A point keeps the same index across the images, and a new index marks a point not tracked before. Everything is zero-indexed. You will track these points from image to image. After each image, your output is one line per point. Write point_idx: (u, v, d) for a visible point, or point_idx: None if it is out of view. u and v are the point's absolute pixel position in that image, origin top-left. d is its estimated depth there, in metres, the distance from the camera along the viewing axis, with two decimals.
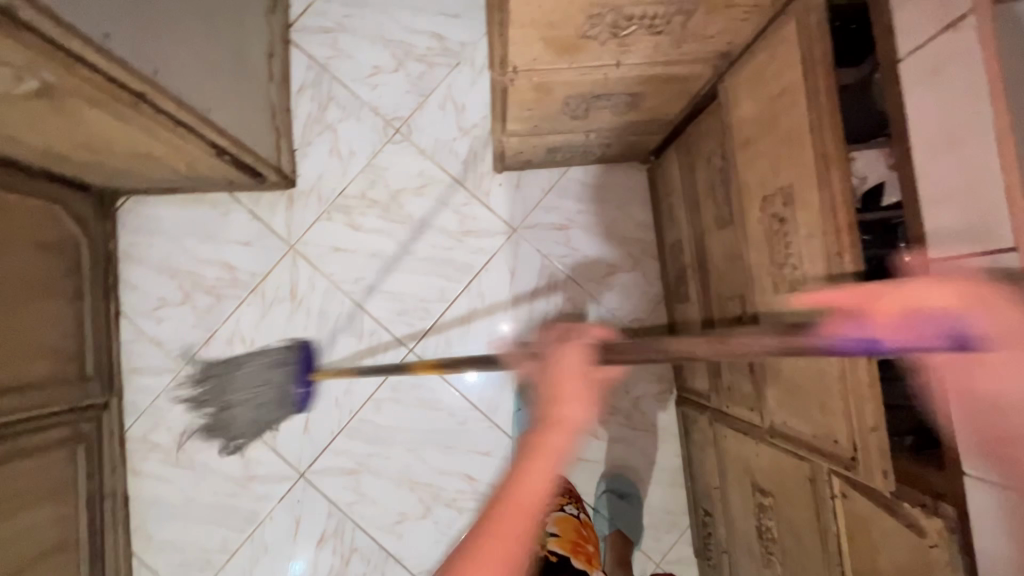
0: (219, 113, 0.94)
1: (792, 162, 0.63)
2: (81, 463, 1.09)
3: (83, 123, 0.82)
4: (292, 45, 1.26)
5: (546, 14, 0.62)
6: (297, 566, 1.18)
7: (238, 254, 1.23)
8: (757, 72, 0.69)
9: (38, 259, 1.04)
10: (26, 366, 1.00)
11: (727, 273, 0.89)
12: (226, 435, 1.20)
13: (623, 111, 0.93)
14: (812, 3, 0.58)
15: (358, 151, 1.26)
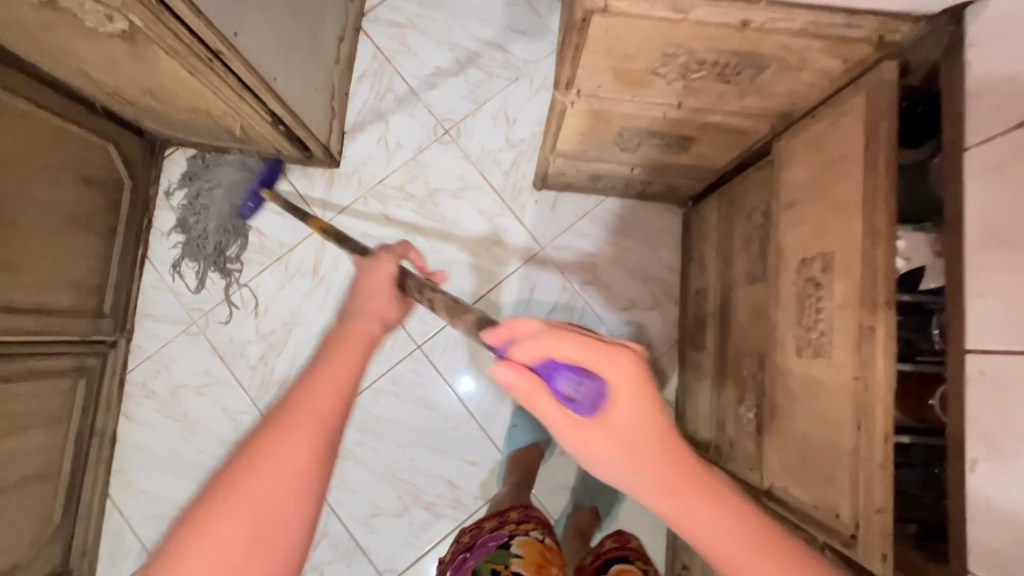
0: (283, 83, 0.97)
1: (838, 231, 0.64)
2: (79, 396, 1.10)
3: (156, 70, 0.84)
4: (362, 33, 1.29)
5: (623, 45, 0.63)
6: None
7: (268, 221, 1.24)
8: (815, 137, 0.70)
9: (84, 192, 1.06)
10: (54, 295, 1.01)
11: (749, 330, 0.89)
12: (222, 395, 1.20)
13: (672, 152, 0.95)
14: (883, 79, 0.59)
15: (405, 144, 1.28)
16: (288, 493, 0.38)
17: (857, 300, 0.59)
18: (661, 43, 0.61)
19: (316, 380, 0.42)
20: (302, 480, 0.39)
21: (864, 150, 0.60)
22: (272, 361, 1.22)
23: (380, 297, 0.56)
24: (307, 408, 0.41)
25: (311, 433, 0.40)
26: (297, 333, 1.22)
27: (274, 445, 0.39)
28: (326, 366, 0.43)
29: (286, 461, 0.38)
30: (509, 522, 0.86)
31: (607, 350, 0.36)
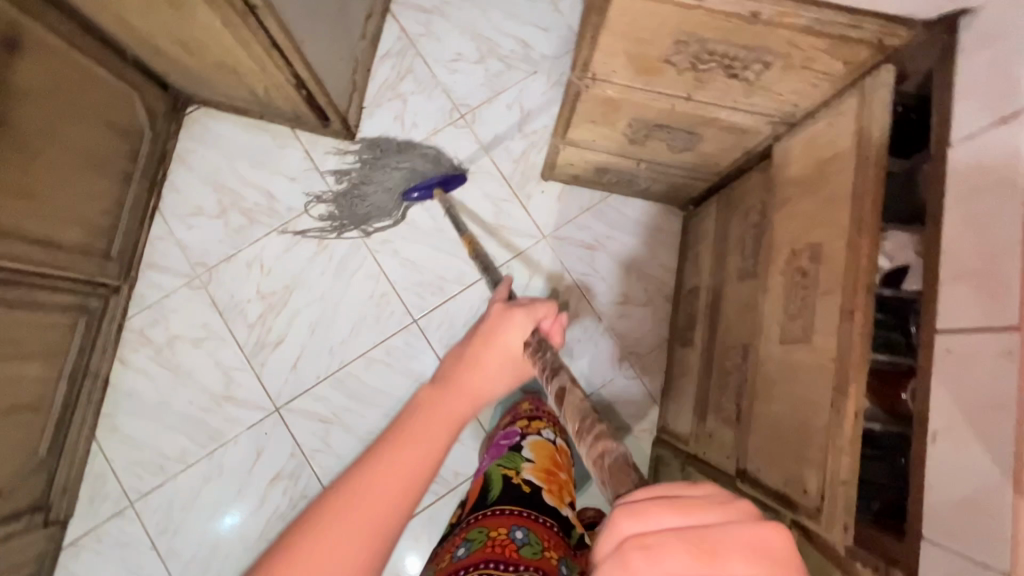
0: (311, 47, 1.00)
1: (826, 223, 0.67)
2: (79, 335, 1.12)
3: (191, 19, 0.88)
4: (389, 15, 1.34)
5: (638, 28, 0.66)
6: (228, 518, 1.18)
7: (281, 186, 1.28)
8: (812, 136, 0.74)
9: (106, 136, 1.08)
10: (67, 230, 1.04)
11: (736, 325, 0.92)
12: (217, 349, 1.22)
13: (677, 149, 0.98)
14: (881, 81, 0.62)
15: (420, 125, 1.32)
16: (377, 521, 0.49)
17: (843, 285, 0.61)
18: (675, 28, 0.65)
19: (411, 448, 0.52)
20: (388, 512, 0.49)
21: (858, 148, 0.63)
22: (270, 321, 1.24)
23: (495, 359, 0.65)
24: (405, 451, 0.52)
25: (405, 476, 0.51)
26: (296, 297, 1.24)
27: (370, 496, 0.49)
28: (423, 438, 0.54)
29: (379, 512, 0.49)
30: (522, 420, 0.98)
31: (735, 514, 0.33)
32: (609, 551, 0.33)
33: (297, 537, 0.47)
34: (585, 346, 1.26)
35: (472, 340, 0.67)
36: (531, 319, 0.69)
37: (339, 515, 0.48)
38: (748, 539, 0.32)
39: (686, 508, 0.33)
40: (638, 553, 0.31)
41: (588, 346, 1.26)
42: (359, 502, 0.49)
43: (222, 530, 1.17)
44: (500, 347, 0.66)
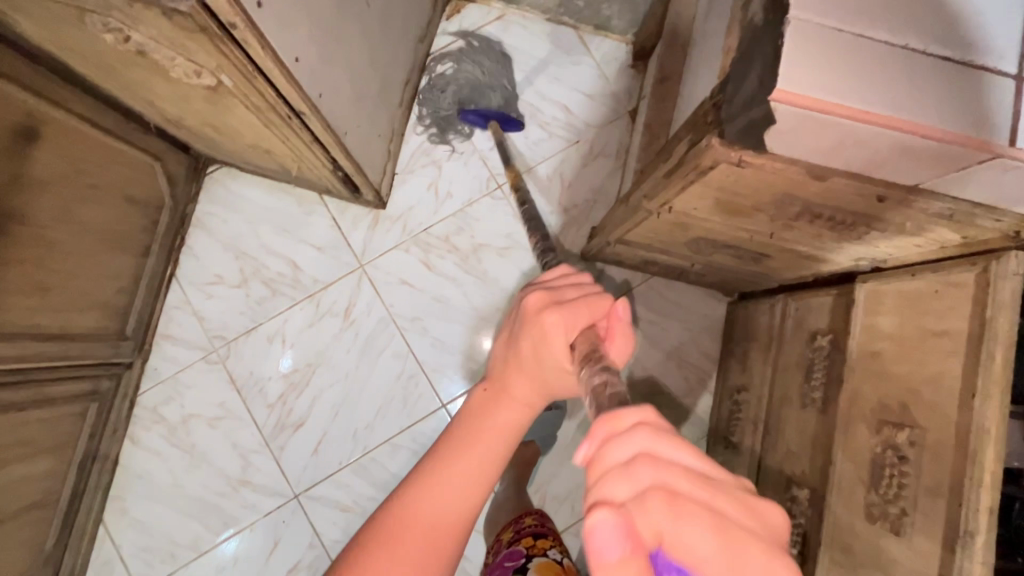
0: (352, 135, 0.93)
1: (928, 404, 0.61)
2: (88, 420, 1.05)
3: (228, 115, 0.80)
4: (426, 74, 1.26)
5: (737, 189, 0.59)
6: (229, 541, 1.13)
7: (306, 256, 1.21)
8: (909, 295, 0.68)
9: (127, 212, 1.01)
10: (82, 316, 0.96)
11: (798, 459, 0.86)
12: (234, 430, 1.16)
13: (740, 261, 0.92)
14: (1008, 269, 0.55)
15: (455, 194, 1.24)
16: (446, 516, 0.50)
17: (952, 493, 0.56)
18: (781, 193, 0.58)
19: (474, 437, 0.52)
20: (452, 508, 0.50)
21: (976, 338, 0.57)
22: (291, 402, 1.17)
23: (541, 371, 0.51)
24: (471, 450, 0.51)
25: (474, 473, 0.51)
26: (319, 376, 1.18)
27: (461, 475, 0.51)
28: (489, 430, 0.52)
29: (466, 490, 0.51)
30: (526, 538, 0.87)
31: (738, 546, 0.29)
32: (610, 554, 0.28)
33: (409, 498, 0.51)
34: None
35: (521, 335, 0.53)
36: (585, 309, 0.51)
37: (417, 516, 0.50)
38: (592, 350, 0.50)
39: (697, 511, 0.29)
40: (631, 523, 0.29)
41: None
42: (447, 473, 0.51)
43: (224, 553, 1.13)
44: (546, 356, 0.50)
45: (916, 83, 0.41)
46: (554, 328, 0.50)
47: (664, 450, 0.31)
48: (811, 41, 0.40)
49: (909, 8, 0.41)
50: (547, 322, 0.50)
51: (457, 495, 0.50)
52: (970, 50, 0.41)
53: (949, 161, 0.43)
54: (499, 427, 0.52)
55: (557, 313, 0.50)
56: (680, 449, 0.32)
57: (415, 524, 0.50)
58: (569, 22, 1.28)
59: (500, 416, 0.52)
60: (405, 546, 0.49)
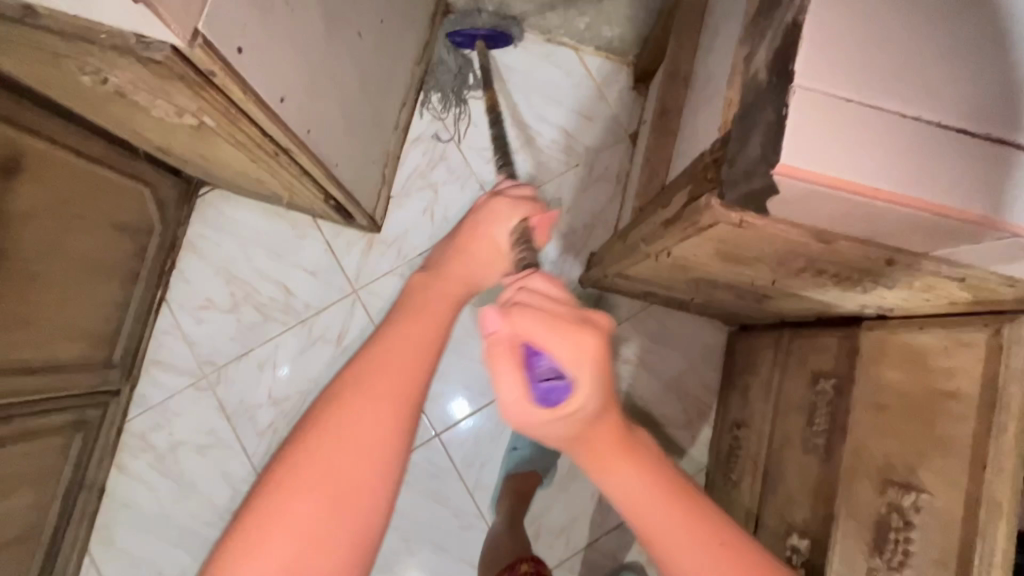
0: (344, 166, 0.91)
1: (935, 469, 0.59)
2: (74, 450, 1.03)
3: (214, 149, 0.78)
4: (422, 94, 1.23)
5: (738, 244, 0.57)
6: None
7: (299, 280, 1.18)
8: (917, 350, 0.65)
9: (115, 239, 0.99)
10: (67, 346, 0.94)
11: (799, 508, 0.84)
12: (223, 458, 1.14)
13: (740, 298, 0.89)
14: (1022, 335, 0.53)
15: (451, 218, 1.22)
16: (359, 434, 0.37)
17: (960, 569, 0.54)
18: (784, 250, 0.55)
19: (409, 330, 0.41)
20: (366, 417, 0.37)
21: (988, 405, 0.54)
22: (282, 430, 1.15)
23: (482, 248, 0.50)
24: (394, 351, 0.40)
25: (393, 386, 0.38)
26: (310, 404, 1.16)
27: (379, 375, 0.39)
28: (411, 323, 0.41)
29: (389, 396, 0.38)
30: None
31: (568, 334, 0.36)
32: (496, 328, 0.38)
33: (320, 410, 0.38)
34: None
35: (456, 232, 0.52)
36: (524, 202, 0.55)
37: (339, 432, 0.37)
38: (579, 363, 0.36)
39: (540, 311, 0.37)
40: (509, 325, 0.37)
41: None
42: (365, 377, 0.38)
43: None
44: (482, 236, 0.52)
45: (926, 157, 0.39)
46: (497, 212, 0.53)
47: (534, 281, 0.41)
48: (819, 111, 0.39)
49: (924, 78, 0.39)
50: (493, 205, 0.54)
51: (377, 399, 0.38)
52: (984, 124, 0.39)
53: (959, 236, 0.42)
54: (431, 323, 0.42)
55: (507, 199, 0.55)
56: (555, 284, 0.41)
57: (328, 438, 0.36)
58: (569, 42, 1.26)
59: (425, 323, 0.42)
60: (314, 471, 0.36)
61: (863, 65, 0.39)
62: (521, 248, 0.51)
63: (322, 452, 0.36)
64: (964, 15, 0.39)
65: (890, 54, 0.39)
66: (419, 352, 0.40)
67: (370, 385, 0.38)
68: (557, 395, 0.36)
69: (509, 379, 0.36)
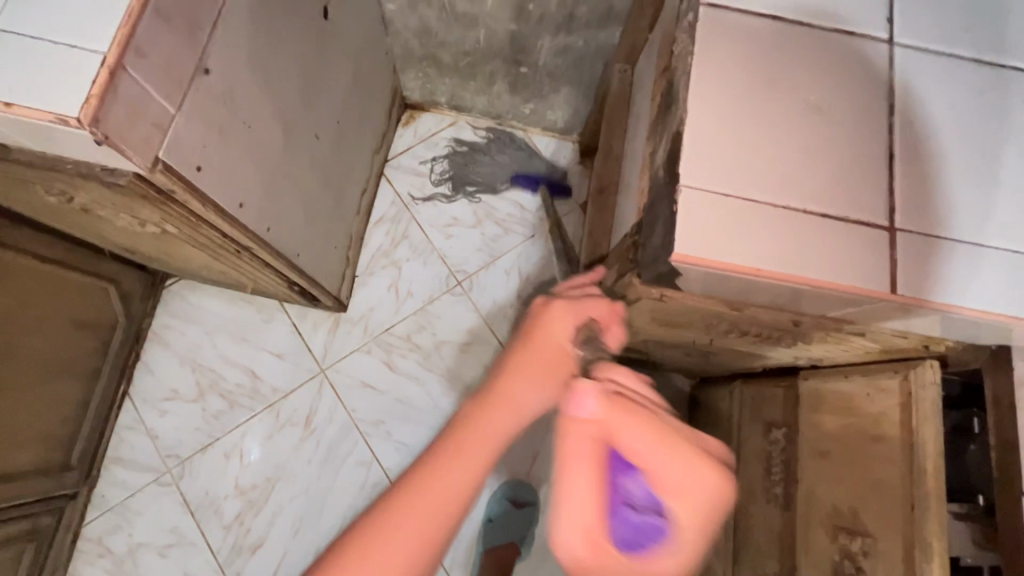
0: (307, 254, 0.95)
1: (875, 515, 0.62)
2: (24, 563, 0.98)
3: (179, 249, 0.82)
4: (384, 177, 1.32)
5: (666, 312, 0.62)
6: None
7: (266, 364, 1.19)
8: (847, 398, 0.70)
9: (76, 337, 0.99)
10: (21, 451, 0.92)
11: (768, 559, 0.85)
12: (187, 557, 1.09)
13: (689, 355, 0.94)
14: (926, 379, 0.58)
15: (415, 293, 1.26)
16: (409, 527, 0.45)
17: None
18: (708, 316, 0.61)
19: (483, 433, 0.49)
20: (414, 516, 0.45)
21: (909, 449, 0.59)
22: (249, 521, 1.12)
23: (532, 373, 0.52)
24: (462, 460, 0.48)
25: (450, 491, 0.47)
26: (279, 491, 1.13)
27: (445, 480, 0.47)
28: (483, 427, 0.49)
29: (443, 503, 0.46)
30: None
31: (686, 458, 0.46)
32: (594, 418, 0.46)
33: (392, 502, 0.46)
34: None
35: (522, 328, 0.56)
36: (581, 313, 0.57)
37: (377, 552, 0.44)
38: (673, 487, 0.46)
39: (648, 421, 0.47)
40: (610, 419, 0.47)
41: None
42: (428, 485, 0.46)
43: None
44: (542, 343, 0.54)
45: (800, 237, 0.45)
46: (558, 316, 0.55)
47: (623, 380, 0.51)
48: (705, 204, 0.45)
49: (788, 173, 0.46)
50: (549, 321, 0.55)
51: (430, 509, 0.46)
52: (844, 207, 0.46)
53: (843, 302, 0.47)
54: (490, 439, 0.49)
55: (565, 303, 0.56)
56: (638, 387, 0.51)
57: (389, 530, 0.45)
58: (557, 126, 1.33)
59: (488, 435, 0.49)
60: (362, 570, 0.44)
61: (736, 165, 0.46)
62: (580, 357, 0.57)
63: (379, 539, 0.45)
64: (814, 120, 0.48)
65: (759, 154, 0.47)
66: (475, 458, 0.48)
67: (431, 490, 0.46)
68: (644, 514, 0.46)
69: (588, 479, 0.45)
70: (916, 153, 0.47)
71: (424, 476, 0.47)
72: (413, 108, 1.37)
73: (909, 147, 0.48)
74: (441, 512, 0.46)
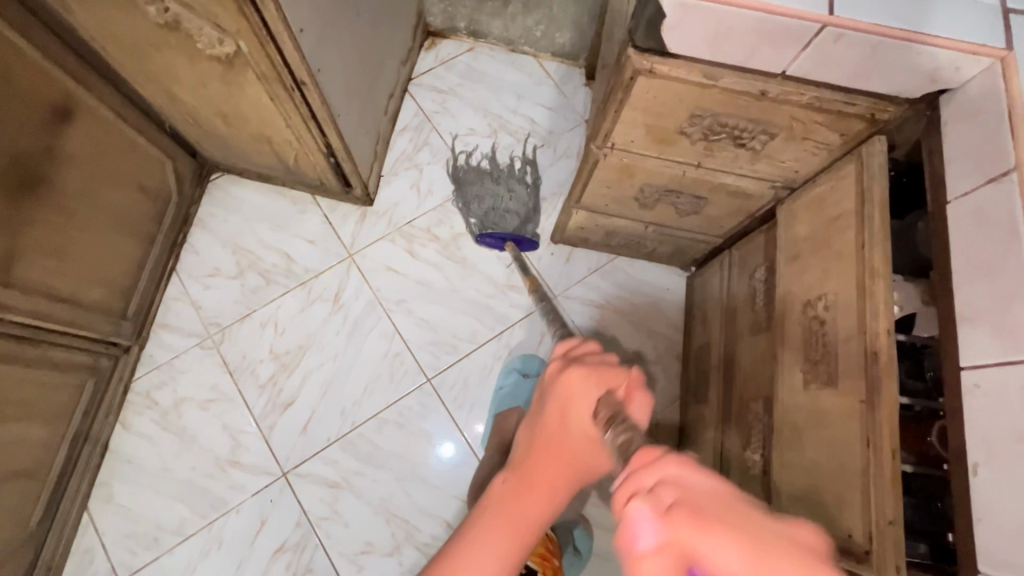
0: (344, 122, 1.08)
1: (839, 275, 0.72)
2: (85, 396, 1.09)
3: (239, 95, 0.95)
4: (408, 94, 1.46)
5: (658, 104, 0.74)
6: (229, 515, 1.15)
7: (300, 248, 1.31)
8: (816, 200, 0.80)
9: (139, 198, 1.12)
10: (91, 288, 1.05)
11: (753, 377, 0.95)
12: (225, 411, 1.20)
13: (683, 212, 1.05)
14: (875, 149, 0.69)
15: (435, 192, 1.38)
16: None
17: (861, 329, 0.66)
18: (692, 104, 0.72)
19: (481, 549, 0.48)
20: None
21: (862, 206, 0.70)
22: (283, 382, 1.22)
23: (547, 471, 0.49)
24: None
25: None
26: (309, 359, 1.24)
27: None
28: (488, 533, 0.48)
29: None
30: None
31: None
32: (653, 547, 0.30)
33: None
34: None
35: (546, 405, 0.51)
36: (598, 380, 0.51)
37: None
38: None
39: (735, 534, 0.29)
40: (675, 539, 0.30)
41: None
42: None
43: (226, 528, 1.14)
44: (571, 426, 0.49)
45: None
46: (578, 387, 0.50)
47: (673, 466, 0.34)
48: None
49: None
50: (568, 394, 0.50)
51: None
52: None
53: (794, 38, 0.59)
54: (501, 546, 0.48)
55: (581, 369, 0.51)
56: (696, 475, 0.33)
57: None
58: (513, 224, 1.31)
59: (506, 536, 0.48)
60: None
61: None
62: (619, 428, 0.46)
63: None
64: None
65: None
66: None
67: None
68: None
69: None
70: None
71: None
72: (435, 34, 1.51)
73: None
74: None
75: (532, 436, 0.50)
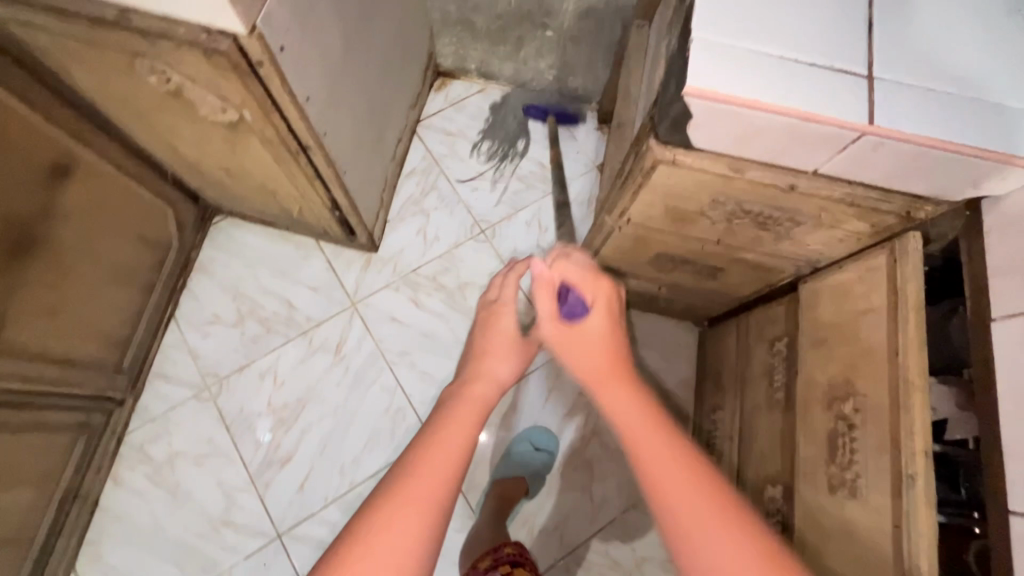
0: (351, 176, 1.05)
1: (869, 376, 0.68)
2: (76, 454, 1.06)
3: (243, 154, 0.92)
4: (416, 135, 1.43)
5: (679, 189, 0.70)
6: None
7: (302, 295, 1.28)
8: (842, 286, 0.76)
9: (138, 249, 1.09)
10: (85, 344, 1.02)
11: (770, 459, 0.91)
12: (220, 467, 1.16)
13: (699, 278, 1.02)
14: (909, 247, 0.66)
15: (441, 239, 1.35)
16: (390, 542, 0.45)
17: (894, 445, 0.62)
18: (715, 191, 0.69)
19: (459, 408, 0.53)
20: (413, 491, 0.47)
21: (895, 306, 0.66)
22: (280, 437, 1.19)
23: (499, 356, 0.60)
24: (432, 461, 0.49)
25: (420, 509, 0.47)
26: (308, 412, 1.21)
27: (421, 478, 0.48)
28: (454, 416, 0.53)
29: (427, 502, 0.47)
30: (505, 564, 0.89)
31: None
32: None
33: (380, 499, 0.47)
34: (608, 466, 1.22)
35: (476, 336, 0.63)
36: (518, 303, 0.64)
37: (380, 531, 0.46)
38: None
39: None
40: None
41: (610, 465, 1.22)
42: (423, 456, 0.49)
43: None
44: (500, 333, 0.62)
45: (792, 78, 0.54)
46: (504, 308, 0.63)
47: None
48: (711, 50, 0.54)
49: (783, 29, 0.55)
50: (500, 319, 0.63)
51: (431, 481, 0.48)
52: (829, 58, 0.54)
53: (831, 143, 0.55)
54: (468, 415, 0.53)
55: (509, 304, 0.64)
56: None
57: (388, 521, 0.46)
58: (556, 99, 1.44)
59: (470, 423, 0.53)
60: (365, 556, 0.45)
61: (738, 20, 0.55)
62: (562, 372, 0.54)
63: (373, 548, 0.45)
64: None
65: (756, 14, 0.55)
66: (466, 420, 0.52)
67: (430, 459, 0.49)
68: None
69: None
70: (891, 23, 0.56)
71: (419, 448, 0.50)
72: (445, 76, 1.48)
73: (886, 16, 0.56)
74: (437, 487, 0.48)
75: (474, 360, 0.60)
